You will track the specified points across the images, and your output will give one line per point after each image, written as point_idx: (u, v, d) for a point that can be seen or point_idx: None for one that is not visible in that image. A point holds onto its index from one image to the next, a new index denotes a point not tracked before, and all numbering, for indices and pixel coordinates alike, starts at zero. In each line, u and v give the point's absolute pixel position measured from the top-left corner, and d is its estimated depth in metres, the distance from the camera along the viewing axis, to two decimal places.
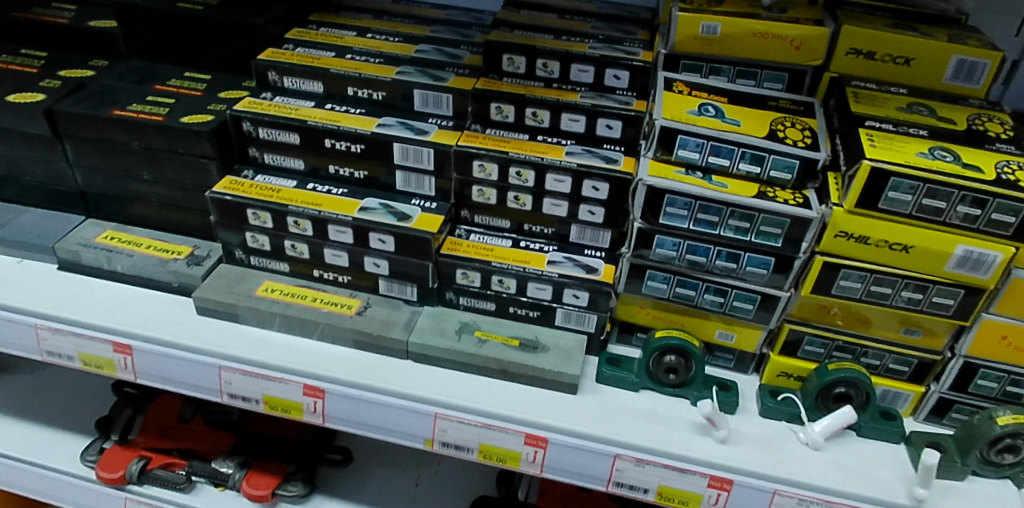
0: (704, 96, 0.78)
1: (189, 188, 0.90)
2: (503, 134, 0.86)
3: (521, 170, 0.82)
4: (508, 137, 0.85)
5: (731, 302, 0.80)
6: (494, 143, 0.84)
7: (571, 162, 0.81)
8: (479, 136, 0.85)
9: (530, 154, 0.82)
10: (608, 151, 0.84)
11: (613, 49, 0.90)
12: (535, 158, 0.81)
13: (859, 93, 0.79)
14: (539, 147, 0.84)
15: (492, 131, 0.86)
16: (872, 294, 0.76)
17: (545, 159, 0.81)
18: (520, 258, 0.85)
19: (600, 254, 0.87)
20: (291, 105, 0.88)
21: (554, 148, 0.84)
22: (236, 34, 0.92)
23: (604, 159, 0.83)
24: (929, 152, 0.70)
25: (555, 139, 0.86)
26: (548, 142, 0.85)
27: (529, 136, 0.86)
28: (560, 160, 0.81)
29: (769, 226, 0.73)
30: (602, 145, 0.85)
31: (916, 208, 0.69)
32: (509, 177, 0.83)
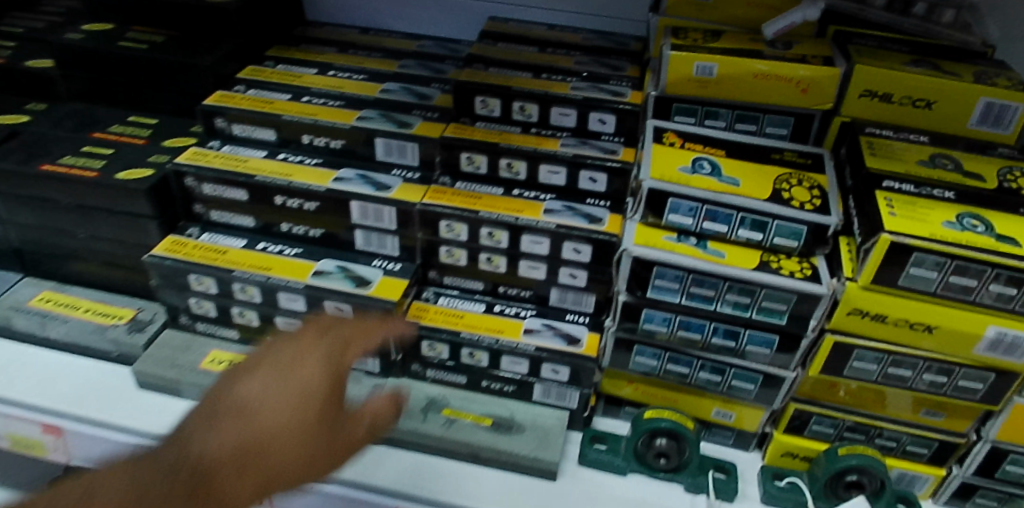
0: (699, 149, 0.69)
1: (128, 248, 0.81)
2: (475, 188, 0.77)
3: (493, 231, 0.73)
4: (480, 192, 0.76)
5: (730, 382, 0.72)
6: (462, 199, 0.75)
7: (549, 223, 0.72)
8: (446, 191, 0.76)
9: (502, 212, 0.73)
10: (591, 208, 0.75)
11: (599, 90, 0.81)
12: (509, 217, 0.72)
13: (873, 143, 0.70)
14: (514, 204, 0.75)
15: (462, 185, 0.77)
16: (890, 376, 0.67)
17: (519, 218, 0.72)
18: (494, 327, 0.76)
19: (583, 320, 0.78)
20: (238, 156, 0.79)
21: (531, 205, 0.75)
22: (181, 75, 0.83)
23: (587, 218, 0.74)
24: (956, 221, 0.60)
25: (532, 194, 0.77)
26: (524, 198, 0.76)
27: (504, 190, 0.77)
28: (537, 220, 0.72)
29: (772, 301, 0.64)
30: (585, 201, 0.76)
31: (942, 286, 0.59)
32: (480, 237, 0.74)
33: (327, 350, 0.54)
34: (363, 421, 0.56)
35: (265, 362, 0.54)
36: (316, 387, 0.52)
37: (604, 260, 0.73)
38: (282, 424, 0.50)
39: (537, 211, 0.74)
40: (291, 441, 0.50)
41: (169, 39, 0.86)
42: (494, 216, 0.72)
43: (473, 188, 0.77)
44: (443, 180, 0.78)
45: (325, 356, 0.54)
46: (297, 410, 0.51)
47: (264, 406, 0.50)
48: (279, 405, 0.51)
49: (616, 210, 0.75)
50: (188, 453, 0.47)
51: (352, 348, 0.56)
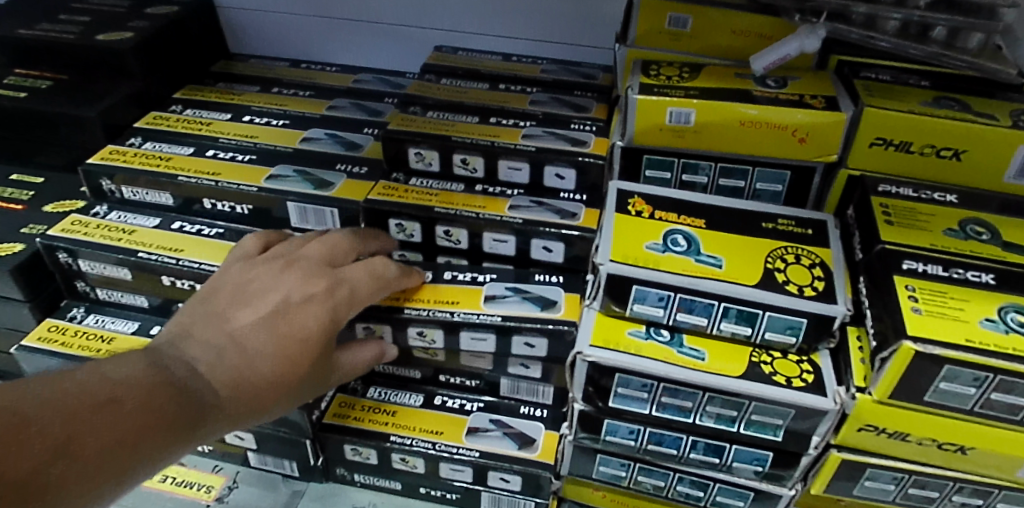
0: (673, 219, 0.56)
1: (5, 330, 0.70)
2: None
3: (424, 330, 0.61)
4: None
5: (713, 497, 0.58)
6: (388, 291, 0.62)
7: (493, 315, 0.59)
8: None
9: (435, 306, 0.60)
10: (543, 287, 0.62)
11: (555, 137, 0.70)
12: (445, 313, 0.60)
13: (888, 205, 0.57)
14: (449, 291, 0.62)
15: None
16: (911, 497, 0.53)
17: (457, 313, 0.60)
18: (432, 427, 0.63)
19: (540, 414, 0.65)
20: (125, 225, 0.67)
21: (470, 290, 0.62)
22: (68, 129, 0.72)
23: (539, 301, 0.61)
24: (998, 317, 0.46)
25: (470, 274, 0.64)
26: (461, 282, 0.63)
27: (434, 272, 0.64)
28: (478, 314, 0.59)
29: (765, 415, 0.50)
30: (534, 279, 0.63)
31: (982, 403, 0.45)
32: (409, 338, 0.62)
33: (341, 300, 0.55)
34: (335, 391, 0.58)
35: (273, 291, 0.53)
36: (322, 338, 0.53)
37: (564, 353, 0.60)
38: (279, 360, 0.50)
39: (477, 301, 0.61)
40: (277, 378, 0.50)
41: (56, 83, 0.75)
42: (426, 314, 0.60)
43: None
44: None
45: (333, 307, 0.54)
46: (302, 350, 0.52)
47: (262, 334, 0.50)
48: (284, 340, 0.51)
49: (570, 288, 0.62)
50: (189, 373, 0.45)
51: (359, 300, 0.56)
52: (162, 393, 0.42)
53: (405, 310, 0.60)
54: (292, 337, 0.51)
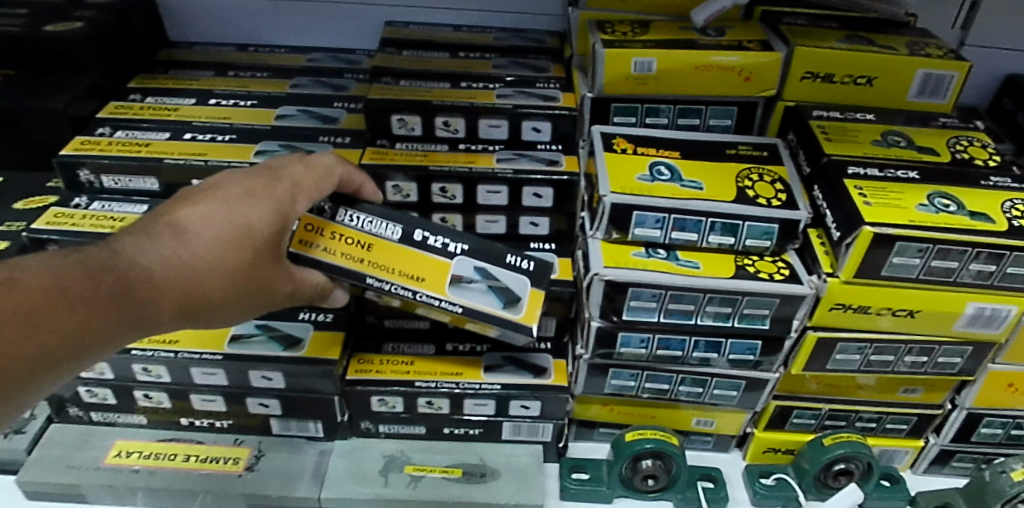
0: (653, 152, 0.65)
1: None
2: (370, 224, 0.54)
3: (384, 295, 0.56)
4: (373, 234, 0.54)
5: (712, 391, 0.69)
6: (353, 249, 0.54)
7: (454, 304, 0.55)
8: (327, 229, 0.54)
9: (397, 281, 0.54)
10: (511, 275, 0.56)
11: (527, 95, 0.74)
12: (405, 292, 0.55)
13: (825, 127, 0.69)
14: (416, 259, 0.55)
15: (348, 214, 0.54)
16: (874, 363, 0.67)
17: (417, 294, 0.55)
18: (451, 369, 0.68)
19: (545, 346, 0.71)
20: (113, 214, 0.65)
21: (439, 261, 0.55)
22: (26, 122, 0.68)
23: (504, 295, 0.56)
24: (929, 201, 0.60)
25: (439, 239, 0.55)
26: (430, 249, 0.54)
27: (404, 231, 0.54)
28: (440, 300, 0.55)
29: (754, 307, 0.62)
30: (504, 261, 0.56)
31: (924, 270, 0.59)
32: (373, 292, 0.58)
33: (279, 197, 0.50)
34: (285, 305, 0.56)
35: (213, 189, 0.49)
36: (269, 247, 0.50)
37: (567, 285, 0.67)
38: (212, 263, 0.46)
39: (440, 283, 0.55)
40: (213, 284, 0.47)
41: (6, 79, 0.71)
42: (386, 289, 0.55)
43: (366, 226, 0.54)
44: (321, 204, 0.54)
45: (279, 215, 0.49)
46: (235, 250, 0.47)
47: (198, 230, 0.46)
48: (219, 243, 0.46)
49: (539, 279, 0.56)
50: (123, 260, 0.42)
51: (303, 196, 0.51)
52: (88, 271, 0.39)
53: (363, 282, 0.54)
54: (230, 243, 0.47)
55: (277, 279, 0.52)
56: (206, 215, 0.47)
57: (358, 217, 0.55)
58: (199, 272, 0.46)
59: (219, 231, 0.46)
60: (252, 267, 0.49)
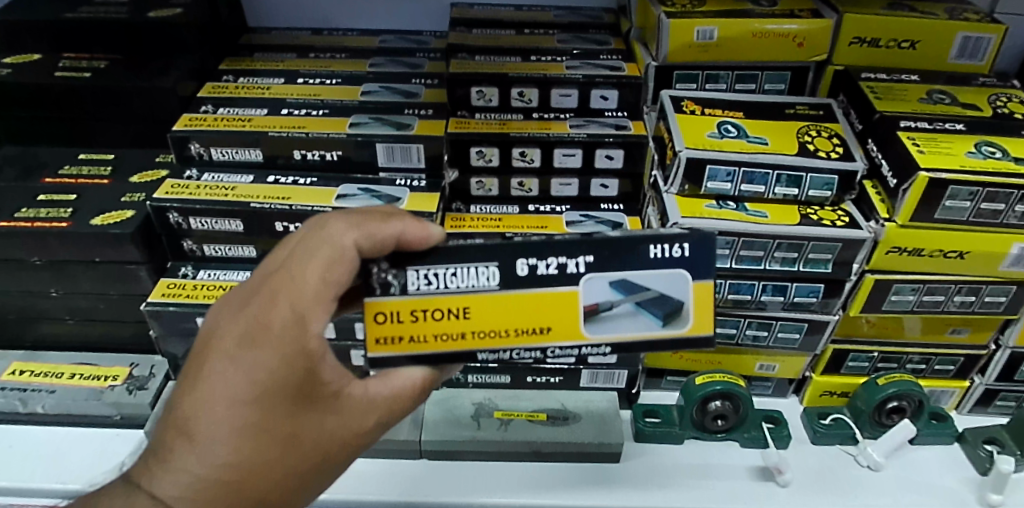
0: (720, 113, 0.71)
1: (113, 299, 0.74)
2: (454, 278, 0.41)
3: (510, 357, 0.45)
4: (461, 291, 0.41)
5: (776, 334, 0.75)
6: (446, 325, 0.41)
7: (600, 344, 0.42)
8: (401, 310, 0.41)
9: (520, 343, 0.42)
10: (660, 275, 0.40)
11: (594, 66, 0.80)
12: (534, 352, 0.43)
13: (874, 87, 0.74)
14: (532, 300, 0.41)
15: (418, 276, 0.41)
16: (925, 303, 0.71)
17: (549, 348, 0.43)
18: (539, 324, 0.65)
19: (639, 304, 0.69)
20: (224, 184, 0.71)
21: (562, 293, 0.41)
22: (138, 102, 0.75)
23: (659, 308, 0.41)
24: (976, 150, 0.65)
25: (554, 263, 0.40)
26: (543, 282, 0.41)
27: (503, 270, 0.40)
28: (581, 347, 0.42)
29: (819, 252, 0.67)
30: (644, 260, 0.40)
31: (974, 213, 0.64)
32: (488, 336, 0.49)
33: (278, 347, 0.36)
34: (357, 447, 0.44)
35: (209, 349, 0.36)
36: (303, 416, 0.38)
37: None
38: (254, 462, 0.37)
39: (571, 322, 0.42)
40: (280, 472, 0.39)
41: (113, 62, 0.77)
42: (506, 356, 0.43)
43: (453, 283, 0.41)
44: (383, 277, 0.41)
45: (294, 373, 0.36)
46: (263, 433, 0.36)
47: (215, 433, 0.35)
48: (248, 442, 0.36)
49: (700, 267, 0.41)
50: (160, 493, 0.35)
51: (312, 317, 0.37)
52: None
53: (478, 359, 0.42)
54: (263, 435, 0.36)
55: (334, 437, 0.41)
56: (212, 407, 0.35)
57: (434, 274, 0.41)
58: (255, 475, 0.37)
59: (235, 426, 0.35)
60: (301, 441, 0.39)
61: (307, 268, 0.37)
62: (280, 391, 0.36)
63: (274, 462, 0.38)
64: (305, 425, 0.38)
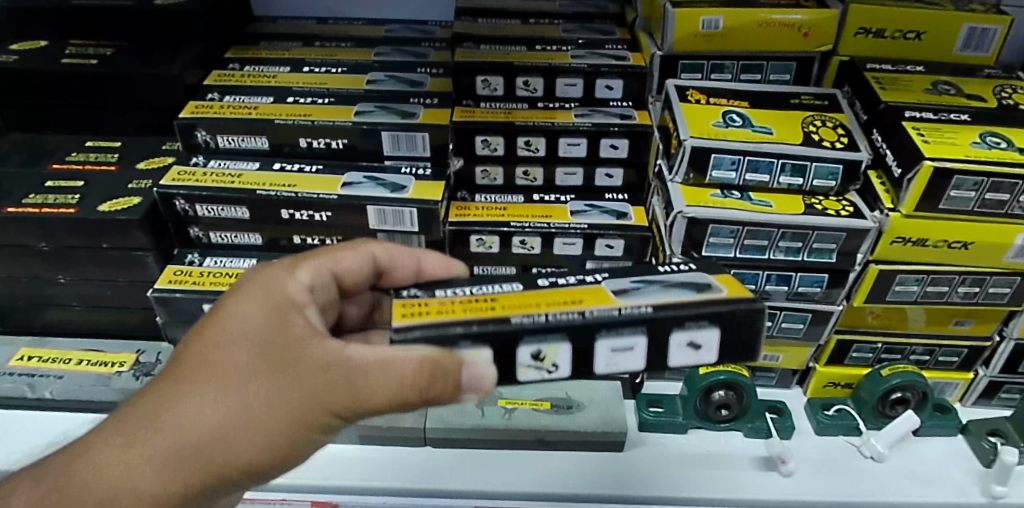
0: (725, 102, 0.72)
1: (120, 285, 0.74)
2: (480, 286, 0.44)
3: (544, 349, 0.40)
4: (491, 292, 0.43)
5: (780, 324, 0.75)
6: (478, 304, 0.42)
7: (643, 305, 0.40)
8: (430, 303, 0.42)
9: (556, 310, 0.40)
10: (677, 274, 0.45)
11: (599, 55, 0.80)
12: (570, 314, 0.39)
13: (880, 78, 0.74)
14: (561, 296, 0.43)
15: (446, 290, 0.44)
16: (929, 294, 0.71)
17: (585, 311, 0.40)
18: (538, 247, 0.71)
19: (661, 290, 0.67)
20: (230, 171, 0.71)
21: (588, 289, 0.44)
22: (145, 90, 0.75)
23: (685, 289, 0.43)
24: (981, 140, 0.65)
25: (573, 278, 0.45)
26: (568, 286, 0.44)
27: (525, 283, 0.45)
28: (619, 309, 0.40)
29: (824, 242, 0.67)
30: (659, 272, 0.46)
31: (979, 204, 0.64)
32: (520, 368, 0.41)
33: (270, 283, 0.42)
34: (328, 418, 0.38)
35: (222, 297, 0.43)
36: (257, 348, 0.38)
37: (641, 249, 0.74)
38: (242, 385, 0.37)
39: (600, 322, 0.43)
40: (271, 417, 0.37)
41: (120, 50, 0.78)
42: (539, 315, 0.39)
43: (479, 292, 0.44)
44: (412, 292, 0.44)
45: (261, 302, 0.40)
46: (251, 354, 0.38)
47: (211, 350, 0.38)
48: (202, 361, 0.38)
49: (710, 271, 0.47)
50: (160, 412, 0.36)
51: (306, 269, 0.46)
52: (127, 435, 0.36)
53: (513, 318, 0.39)
54: (218, 356, 0.38)
55: (290, 388, 0.37)
56: (214, 330, 0.39)
57: (460, 291, 0.44)
58: (194, 403, 0.36)
59: (226, 344, 0.38)
60: (247, 378, 0.37)
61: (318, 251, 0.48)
62: (246, 316, 0.39)
63: (262, 397, 0.37)
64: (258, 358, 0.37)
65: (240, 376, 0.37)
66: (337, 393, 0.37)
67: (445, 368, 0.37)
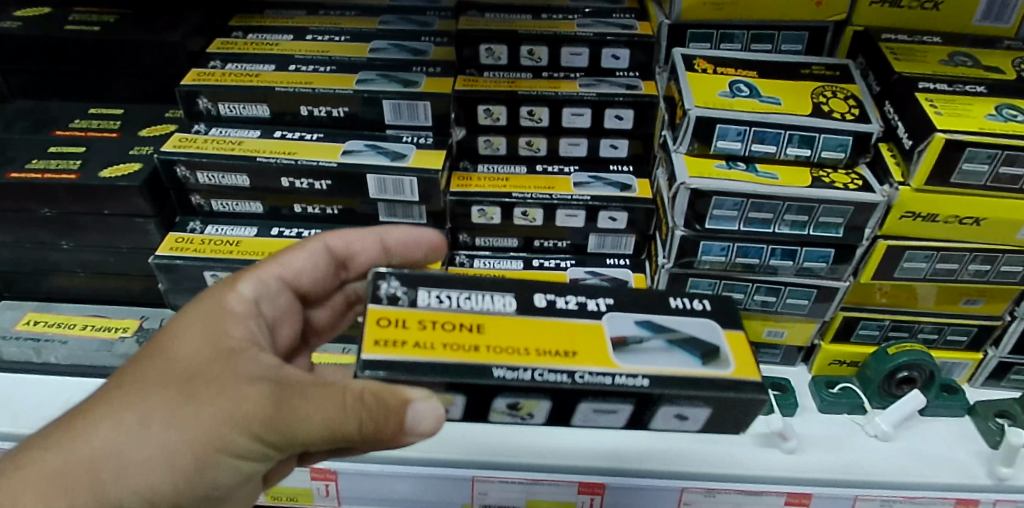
0: (732, 72, 0.70)
1: (122, 252, 0.74)
2: (468, 301, 0.45)
3: (521, 402, 0.45)
4: (481, 311, 0.45)
5: (785, 300, 0.74)
6: (458, 336, 0.43)
7: (635, 376, 0.43)
8: (409, 321, 0.44)
9: (541, 363, 0.42)
10: (686, 323, 0.46)
11: (605, 24, 0.78)
12: (560, 374, 0.42)
13: (894, 48, 0.72)
14: (549, 328, 0.45)
15: (430, 295, 0.45)
16: (938, 272, 0.70)
17: (579, 371, 0.43)
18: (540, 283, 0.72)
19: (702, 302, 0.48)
20: (231, 138, 0.71)
21: (587, 324, 0.45)
22: (147, 57, 0.75)
23: (691, 347, 0.45)
24: (997, 112, 0.63)
25: (573, 300, 0.46)
26: (566, 314, 0.45)
27: (519, 299, 0.46)
28: (613, 376, 0.43)
29: (830, 216, 0.66)
30: (671, 306, 0.47)
31: (992, 178, 0.62)
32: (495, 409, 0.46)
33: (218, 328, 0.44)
34: (240, 437, 0.39)
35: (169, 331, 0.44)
36: (192, 354, 0.42)
37: (643, 222, 0.73)
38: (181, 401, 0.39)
39: (602, 347, 0.44)
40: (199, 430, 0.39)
41: (122, 17, 0.77)
42: (523, 377, 0.42)
43: (467, 304, 0.45)
44: (392, 290, 0.45)
45: (202, 328, 0.43)
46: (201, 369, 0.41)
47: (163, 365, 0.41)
48: (136, 366, 0.42)
49: (723, 319, 0.47)
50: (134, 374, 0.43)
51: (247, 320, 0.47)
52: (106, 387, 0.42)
53: (497, 372, 0.42)
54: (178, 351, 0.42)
55: (220, 377, 0.40)
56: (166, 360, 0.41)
57: (446, 297, 0.45)
58: (105, 416, 0.39)
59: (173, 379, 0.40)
60: (170, 384, 0.40)
61: (265, 258, 0.54)
62: (177, 344, 0.42)
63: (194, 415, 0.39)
64: (182, 372, 0.40)
65: (167, 374, 0.40)
66: (255, 408, 0.39)
67: (391, 408, 0.39)
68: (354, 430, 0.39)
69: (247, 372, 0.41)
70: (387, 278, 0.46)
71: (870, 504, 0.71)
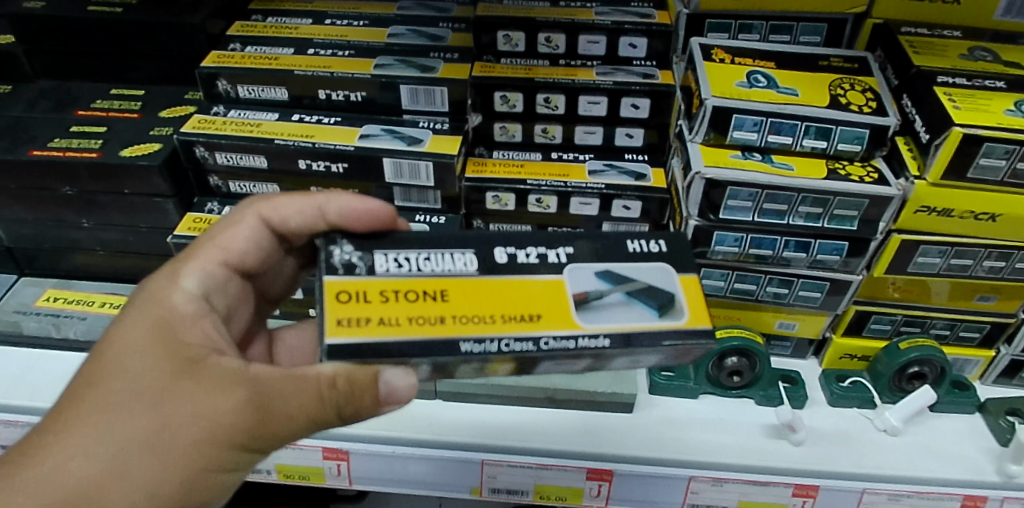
0: (750, 63, 0.70)
1: (141, 231, 0.76)
2: (425, 262, 0.45)
3: (485, 367, 0.43)
4: (440, 272, 0.44)
5: (797, 292, 0.74)
6: (422, 309, 0.42)
7: (599, 334, 0.42)
8: (369, 291, 0.43)
9: (507, 331, 0.41)
10: (638, 270, 0.46)
11: (623, 12, 0.78)
12: (527, 342, 0.41)
13: (913, 42, 0.71)
14: (506, 286, 0.44)
15: (387, 260, 0.44)
16: (952, 267, 0.69)
17: (543, 337, 0.42)
18: None
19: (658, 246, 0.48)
20: (249, 121, 0.72)
21: (548, 280, 0.45)
22: (169, 38, 0.75)
23: (649, 299, 0.44)
24: (1016, 108, 0.62)
25: (534, 252, 0.46)
26: (528, 268, 0.45)
27: (479, 257, 0.45)
28: (577, 338, 0.42)
29: (845, 208, 0.66)
30: (628, 250, 0.47)
31: (1009, 174, 0.61)
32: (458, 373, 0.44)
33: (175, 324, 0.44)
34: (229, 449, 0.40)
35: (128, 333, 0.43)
36: (151, 370, 0.41)
37: (657, 211, 0.73)
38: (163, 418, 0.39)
39: (565, 307, 0.43)
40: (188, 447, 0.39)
41: None
42: (499, 349, 0.41)
43: (427, 266, 0.44)
44: (346, 258, 0.44)
45: (158, 331, 0.43)
46: (171, 381, 0.40)
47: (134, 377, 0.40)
48: (95, 391, 0.40)
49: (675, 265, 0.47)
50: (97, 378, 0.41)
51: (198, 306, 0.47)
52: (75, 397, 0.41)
53: (461, 344, 0.41)
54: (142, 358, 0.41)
55: (190, 392, 0.40)
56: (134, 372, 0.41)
57: (403, 258, 0.45)
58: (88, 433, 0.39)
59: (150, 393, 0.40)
60: (146, 402, 0.39)
61: (205, 243, 0.53)
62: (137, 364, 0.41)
63: (178, 428, 0.39)
64: (150, 389, 0.40)
65: (134, 393, 0.40)
66: (236, 418, 0.39)
67: (365, 383, 0.39)
68: (335, 416, 0.40)
69: (217, 381, 0.40)
70: (338, 243, 0.45)
71: (878, 498, 0.71)
